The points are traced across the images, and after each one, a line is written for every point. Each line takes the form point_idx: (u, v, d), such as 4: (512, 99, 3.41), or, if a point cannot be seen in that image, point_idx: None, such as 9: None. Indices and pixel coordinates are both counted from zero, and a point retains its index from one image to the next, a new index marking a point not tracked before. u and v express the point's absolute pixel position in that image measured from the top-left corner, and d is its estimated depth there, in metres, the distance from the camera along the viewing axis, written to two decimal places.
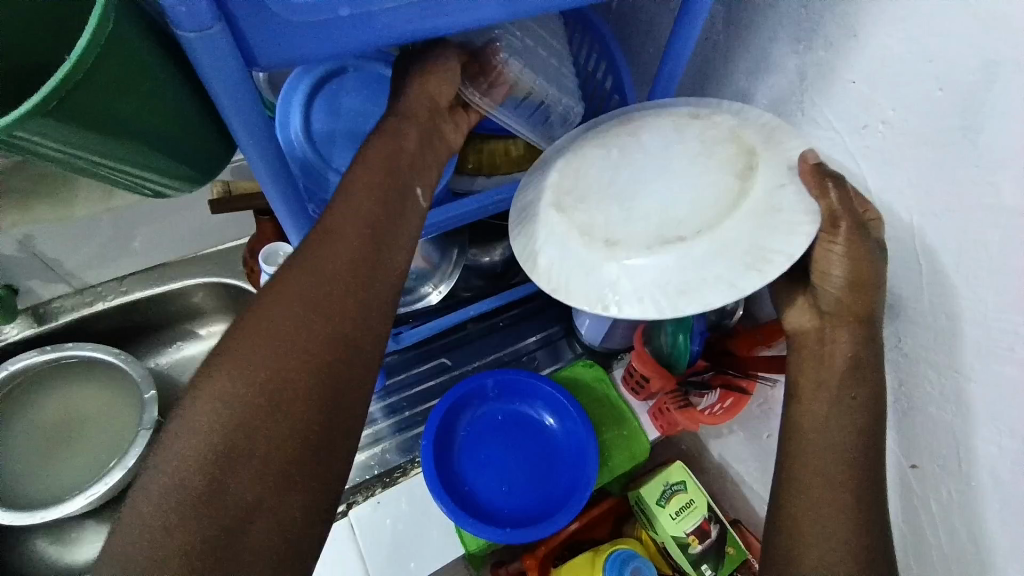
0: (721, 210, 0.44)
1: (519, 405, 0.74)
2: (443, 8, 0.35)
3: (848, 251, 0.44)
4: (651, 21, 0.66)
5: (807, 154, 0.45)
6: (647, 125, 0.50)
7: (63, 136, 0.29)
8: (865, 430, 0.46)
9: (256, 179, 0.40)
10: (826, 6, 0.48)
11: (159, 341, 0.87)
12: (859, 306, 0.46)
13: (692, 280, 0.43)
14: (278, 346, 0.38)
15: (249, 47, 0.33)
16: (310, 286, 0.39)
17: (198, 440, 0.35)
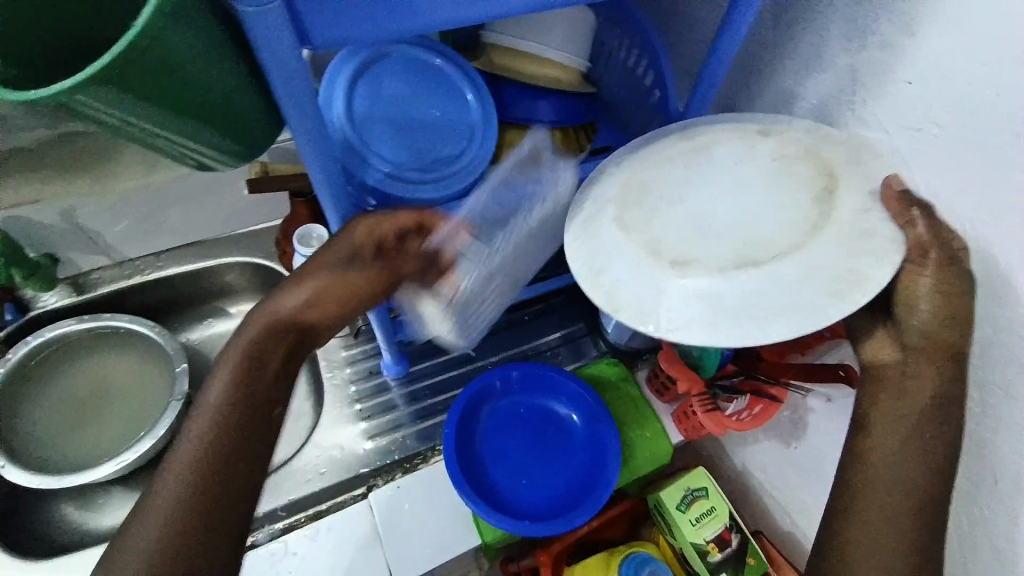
0: (807, 232, 0.42)
1: (541, 399, 0.73)
2: None
3: (937, 279, 0.43)
4: (694, 17, 0.62)
5: (889, 178, 0.44)
6: (715, 145, 0.49)
7: (121, 102, 0.28)
8: (945, 467, 0.45)
9: (302, 158, 0.39)
10: (883, 3, 0.45)
11: (192, 317, 0.93)
12: (950, 340, 0.45)
13: (772, 305, 0.40)
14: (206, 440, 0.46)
15: (303, 24, 0.31)
16: (264, 346, 0.49)
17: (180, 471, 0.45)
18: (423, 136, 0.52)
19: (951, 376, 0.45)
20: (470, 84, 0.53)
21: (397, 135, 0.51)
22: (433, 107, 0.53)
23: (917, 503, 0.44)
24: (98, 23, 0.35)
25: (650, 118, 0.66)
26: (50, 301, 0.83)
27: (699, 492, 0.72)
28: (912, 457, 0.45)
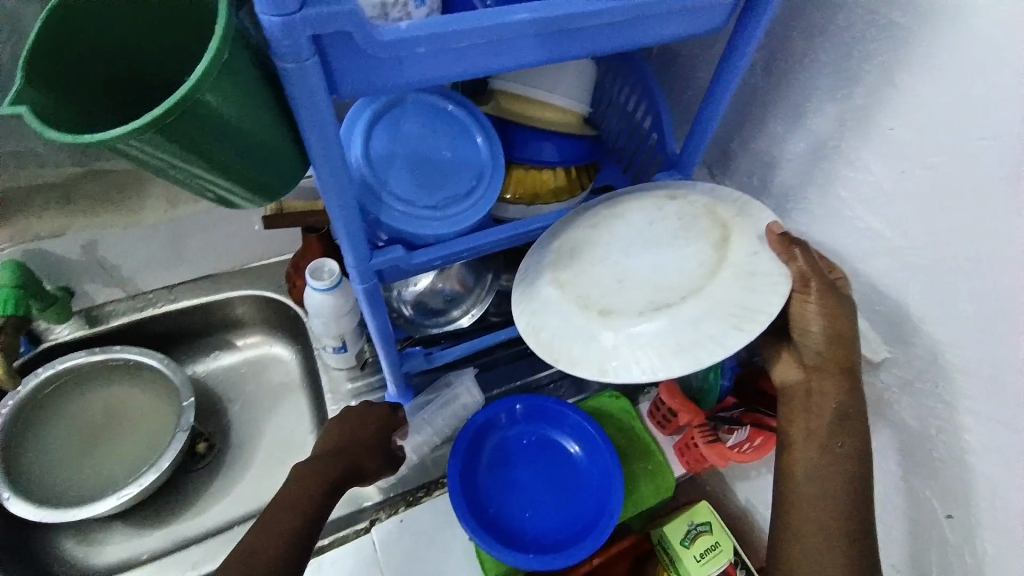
0: (704, 276, 0.47)
1: (545, 430, 0.74)
2: (507, 47, 0.37)
3: (817, 310, 0.48)
4: (690, 66, 0.65)
5: (771, 226, 0.49)
6: (630, 208, 0.54)
7: (167, 146, 0.31)
8: (853, 476, 0.50)
9: (324, 196, 0.41)
10: (866, 57, 0.49)
11: (201, 348, 0.95)
12: (842, 357, 0.50)
13: (681, 341, 0.44)
14: (276, 528, 0.56)
15: (334, 76, 0.34)
16: (349, 438, 0.66)
17: (286, 500, 0.58)
18: (435, 175, 0.55)
19: (850, 392, 0.50)
20: (480, 127, 0.57)
21: (410, 174, 0.54)
22: (445, 147, 0.56)
23: (851, 529, 0.49)
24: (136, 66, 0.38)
25: (648, 160, 0.69)
26: (64, 333, 0.85)
27: (703, 526, 0.72)
28: (827, 468, 0.50)
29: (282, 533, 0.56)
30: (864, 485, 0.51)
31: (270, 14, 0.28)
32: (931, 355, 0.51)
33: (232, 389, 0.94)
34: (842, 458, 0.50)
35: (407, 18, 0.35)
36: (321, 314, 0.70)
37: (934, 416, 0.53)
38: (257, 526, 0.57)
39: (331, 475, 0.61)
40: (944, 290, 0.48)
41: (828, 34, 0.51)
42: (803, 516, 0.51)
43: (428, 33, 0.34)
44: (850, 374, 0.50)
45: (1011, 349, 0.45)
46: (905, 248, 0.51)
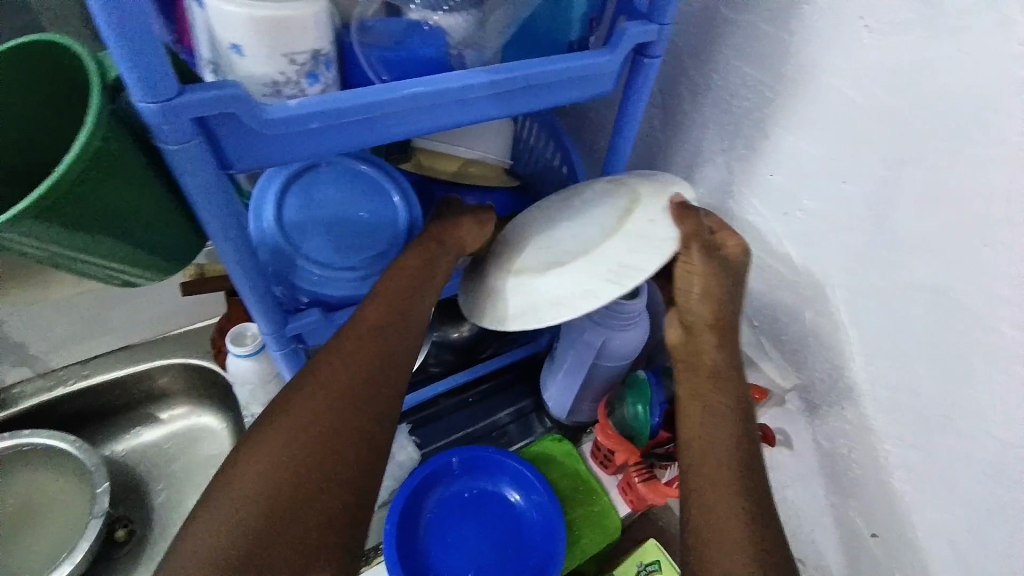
0: (604, 237, 0.49)
1: (485, 482, 0.73)
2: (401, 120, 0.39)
3: (701, 266, 0.48)
4: (597, 120, 0.69)
5: (672, 197, 0.50)
6: (579, 191, 0.56)
7: (46, 233, 0.30)
8: (740, 432, 0.47)
9: (226, 268, 0.41)
10: (742, 112, 0.53)
11: (120, 426, 0.90)
12: (716, 315, 0.50)
13: (565, 297, 0.47)
14: (315, 416, 0.41)
15: (225, 153, 0.34)
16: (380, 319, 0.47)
17: (299, 431, 0.40)
18: (353, 237, 0.55)
19: (723, 348, 0.50)
20: (395, 186, 0.57)
21: (327, 238, 0.54)
22: (361, 208, 0.56)
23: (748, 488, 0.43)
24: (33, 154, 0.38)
25: None
26: None
27: (653, 564, 0.71)
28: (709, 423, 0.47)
29: (329, 431, 0.40)
30: (753, 442, 0.46)
31: (147, 101, 0.29)
32: (835, 380, 0.55)
33: (156, 466, 0.88)
34: (726, 411, 0.47)
35: (300, 95, 0.36)
36: (248, 382, 0.67)
37: (846, 439, 0.56)
38: (262, 457, 0.39)
39: (373, 389, 0.44)
40: (838, 321, 0.52)
41: (710, 92, 0.55)
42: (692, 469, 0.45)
43: (319, 110, 0.35)
44: (723, 328, 0.50)
45: (900, 372, 0.48)
46: (800, 281, 0.54)
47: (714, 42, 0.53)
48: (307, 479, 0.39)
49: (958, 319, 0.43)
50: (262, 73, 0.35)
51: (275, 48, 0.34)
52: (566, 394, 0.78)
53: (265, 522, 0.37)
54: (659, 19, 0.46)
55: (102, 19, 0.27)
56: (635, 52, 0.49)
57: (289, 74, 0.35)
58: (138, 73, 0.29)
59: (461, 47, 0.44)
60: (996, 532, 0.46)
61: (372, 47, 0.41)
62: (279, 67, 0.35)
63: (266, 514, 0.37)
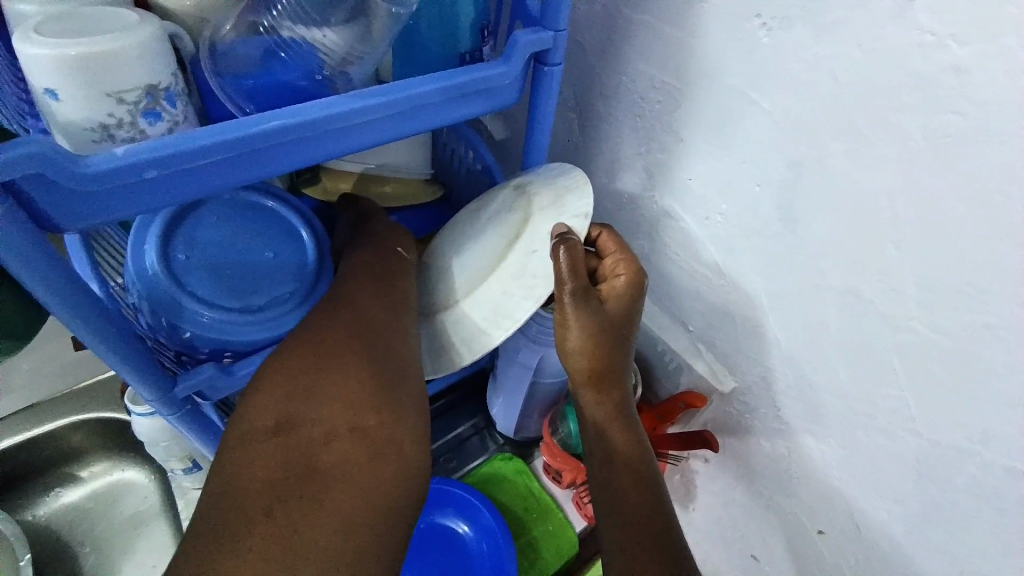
0: (484, 274, 0.51)
1: (429, 517, 0.69)
2: (271, 152, 0.35)
3: (574, 315, 0.48)
4: (515, 127, 0.66)
5: (556, 227, 0.47)
6: (486, 201, 0.56)
7: None
8: (642, 467, 0.51)
9: (77, 338, 0.36)
10: (654, 115, 0.51)
11: (32, 492, 0.81)
12: (598, 358, 0.50)
13: (451, 341, 0.51)
14: (321, 336, 0.41)
15: (47, 216, 0.29)
16: (362, 278, 0.47)
17: (286, 365, 0.40)
18: (250, 280, 0.50)
19: (609, 398, 0.52)
20: (304, 223, 0.53)
21: (221, 280, 0.49)
22: (266, 248, 0.51)
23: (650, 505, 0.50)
24: None
25: None
26: None
27: None
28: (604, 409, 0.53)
29: (337, 344, 0.41)
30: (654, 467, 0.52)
31: None
32: (768, 382, 0.54)
33: (78, 531, 0.81)
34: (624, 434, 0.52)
35: (138, 139, 0.32)
36: (158, 439, 0.62)
37: (784, 440, 0.55)
38: (256, 397, 0.38)
39: (360, 321, 0.43)
40: (767, 324, 0.50)
41: (621, 96, 0.53)
42: (602, 489, 0.52)
43: (156, 156, 0.30)
44: (598, 377, 0.51)
45: (827, 372, 0.47)
46: (726, 286, 0.53)
47: (619, 43, 0.50)
48: (318, 385, 0.39)
49: (875, 320, 0.42)
50: (86, 118, 0.30)
51: (94, 88, 0.29)
52: (512, 412, 0.74)
53: (287, 426, 0.37)
54: (553, 24, 0.43)
55: None
56: (533, 60, 0.46)
57: (120, 115, 0.31)
58: None
59: (344, 64, 0.39)
60: (934, 525, 0.46)
61: (232, 76, 0.37)
62: (105, 108, 0.30)
63: (288, 419, 0.37)
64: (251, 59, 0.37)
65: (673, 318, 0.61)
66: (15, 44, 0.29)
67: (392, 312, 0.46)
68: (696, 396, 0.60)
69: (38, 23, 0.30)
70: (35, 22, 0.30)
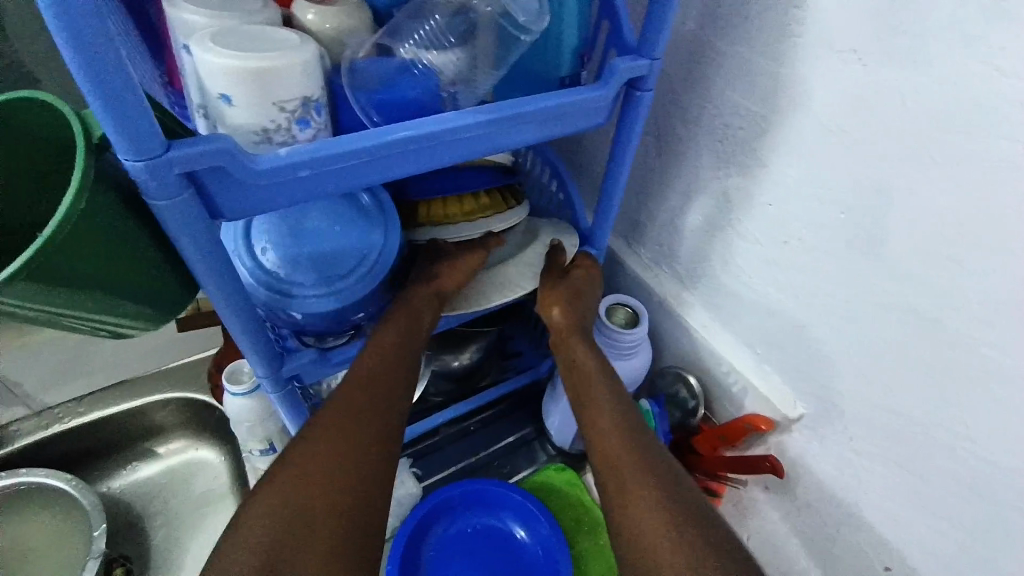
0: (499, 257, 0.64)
1: (487, 517, 0.71)
2: (391, 160, 0.39)
3: (553, 289, 0.61)
4: (592, 148, 0.69)
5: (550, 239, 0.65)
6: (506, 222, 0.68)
7: (41, 291, 0.31)
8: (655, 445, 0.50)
9: (215, 308, 0.40)
10: (737, 140, 0.53)
11: (114, 462, 0.88)
12: (575, 320, 0.60)
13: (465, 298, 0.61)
14: (309, 481, 0.45)
15: (216, 203, 0.34)
16: (366, 383, 0.52)
17: (275, 508, 0.43)
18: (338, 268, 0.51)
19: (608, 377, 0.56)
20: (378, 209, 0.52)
21: (312, 273, 0.50)
22: (339, 229, 0.51)
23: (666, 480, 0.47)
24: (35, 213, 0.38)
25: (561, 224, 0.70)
26: None
27: None
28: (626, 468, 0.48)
29: (321, 491, 0.44)
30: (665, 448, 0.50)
31: (133, 159, 0.30)
32: (836, 410, 0.54)
33: (150, 505, 0.86)
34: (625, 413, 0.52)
35: (290, 142, 0.36)
36: (243, 419, 0.67)
37: (851, 471, 0.55)
38: (241, 541, 0.41)
39: (356, 446, 0.48)
40: (838, 350, 0.51)
41: (703, 121, 0.55)
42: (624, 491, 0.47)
43: (308, 158, 0.35)
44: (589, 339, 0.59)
45: (901, 401, 0.48)
46: (798, 309, 0.54)
47: (705, 71, 0.53)
48: (301, 534, 0.42)
49: (956, 349, 0.42)
50: (251, 121, 0.35)
51: (263, 96, 0.34)
52: (569, 423, 0.77)
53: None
54: (649, 54, 0.46)
55: (80, 75, 0.27)
56: (628, 85, 0.49)
57: (279, 121, 0.35)
58: (125, 132, 0.29)
59: (454, 84, 0.43)
60: (1011, 564, 0.45)
61: (362, 89, 0.41)
62: (269, 115, 0.35)
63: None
64: (381, 76, 0.42)
65: (738, 340, 0.62)
66: (198, 53, 0.33)
67: (385, 429, 0.50)
68: (763, 418, 0.59)
69: (214, 35, 0.35)
70: (209, 33, 0.35)
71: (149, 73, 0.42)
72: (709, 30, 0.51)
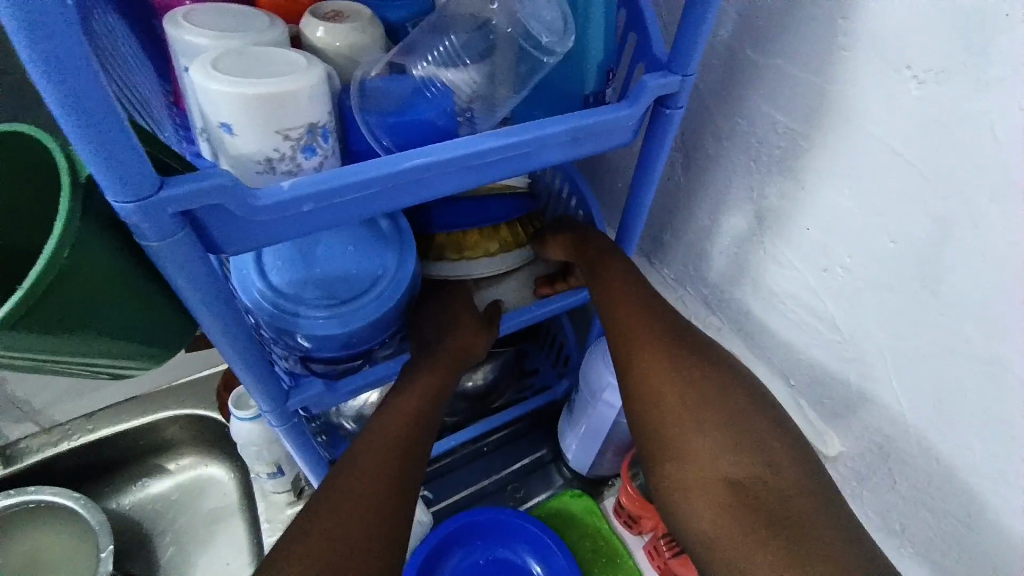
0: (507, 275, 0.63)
1: (502, 548, 0.68)
2: (424, 187, 0.37)
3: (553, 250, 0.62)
4: (614, 163, 0.66)
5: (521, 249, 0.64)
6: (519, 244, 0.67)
7: (30, 339, 0.29)
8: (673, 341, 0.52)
9: (213, 342, 0.38)
10: (774, 160, 0.49)
11: (124, 479, 0.87)
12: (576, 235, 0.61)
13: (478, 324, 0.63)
14: (328, 526, 0.44)
15: (214, 238, 0.32)
16: (391, 422, 0.50)
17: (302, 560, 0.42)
18: (352, 291, 0.49)
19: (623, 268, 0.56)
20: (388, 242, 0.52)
21: (325, 299, 0.48)
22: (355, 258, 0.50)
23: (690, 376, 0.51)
24: (25, 247, 0.36)
25: None
26: None
27: None
28: (653, 369, 0.51)
29: (338, 543, 0.43)
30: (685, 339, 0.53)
31: (124, 198, 0.27)
32: (881, 447, 0.50)
33: (160, 522, 0.85)
34: (638, 302, 0.54)
35: (296, 171, 0.34)
36: (252, 443, 0.65)
37: (899, 510, 0.52)
38: None
39: (382, 490, 0.46)
40: (885, 386, 0.47)
41: (737, 138, 0.52)
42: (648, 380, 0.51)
43: (313, 190, 0.32)
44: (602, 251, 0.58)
45: (958, 444, 0.44)
46: (839, 341, 0.50)
47: (741, 85, 0.49)
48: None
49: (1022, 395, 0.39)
50: (256, 150, 0.32)
51: (267, 124, 0.31)
52: (587, 449, 0.73)
53: None
54: (682, 69, 0.43)
55: (61, 109, 0.24)
56: (656, 102, 0.46)
57: (284, 150, 0.33)
58: (112, 169, 0.26)
59: (470, 104, 0.40)
60: None
61: (373, 111, 0.39)
62: (273, 144, 0.32)
63: None
64: (395, 95, 0.39)
65: (770, 367, 0.59)
66: (198, 78, 0.31)
67: (411, 468, 0.49)
68: None
69: (216, 57, 0.32)
70: (211, 57, 0.33)
71: (153, 92, 0.40)
72: (747, 43, 0.47)
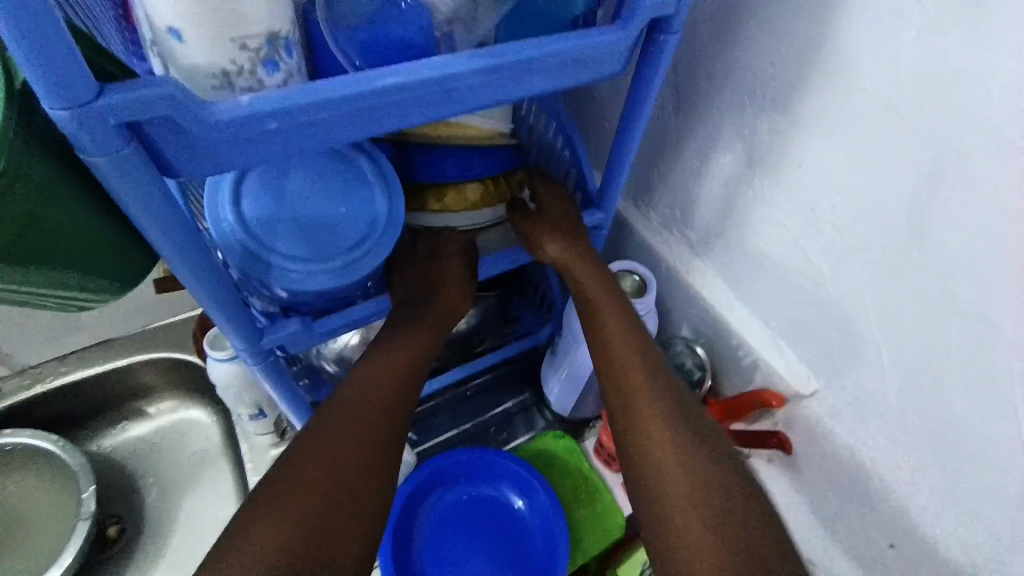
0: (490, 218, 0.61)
1: (483, 486, 0.69)
2: (404, 118, 0.35)
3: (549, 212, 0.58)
4: (603, 101, 0.63)
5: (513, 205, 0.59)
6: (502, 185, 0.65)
7: None
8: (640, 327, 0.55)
9: (176, 277, 0.36)
10: (769, 96, 0.47)
11: (103, 422, 0.86)
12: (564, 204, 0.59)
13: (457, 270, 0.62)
14: (312, 469, 0.45)
15: (167, 160, 0.29)
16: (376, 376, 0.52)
17: (287, 497, 0.43)
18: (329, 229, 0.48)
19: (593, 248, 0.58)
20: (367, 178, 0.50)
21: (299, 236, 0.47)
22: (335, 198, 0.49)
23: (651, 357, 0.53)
24: None
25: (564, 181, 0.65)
26: None
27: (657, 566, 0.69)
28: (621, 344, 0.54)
29: (322, 486, 0.44)
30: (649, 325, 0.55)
31: (60, 108, 0.25)
32: (857, 389, 0.51)
33: (142, 464, 0.85)
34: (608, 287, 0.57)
35: (257, 88, 0.31)
36: (231, 385, 0.64)
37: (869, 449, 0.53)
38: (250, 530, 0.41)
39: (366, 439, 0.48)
40: (865, 330, 0.48)
41: (731, 73, 0.49)
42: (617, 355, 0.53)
43: (274, 109, 0.29)
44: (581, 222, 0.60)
45: (932, 386, 0.45)
46: (825, 284, 0.50)
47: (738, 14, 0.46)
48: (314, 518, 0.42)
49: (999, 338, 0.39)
50: (211, 61, 0.29)
51: (221, 31, 0.28)
52: (569, 393, 0.74)
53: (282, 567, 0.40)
54: None
55: None
56: (648, 29, 0.43)
57: (242, 62, 0.30)
58: (45, 74, 0.24)
59: (449, 25, 0.37)
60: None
61: (343, 28, 0.36)
62: (229, 54, 0.29)
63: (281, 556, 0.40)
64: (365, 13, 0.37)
65: (753, 312, 0.59)
66: None
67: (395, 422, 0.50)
68: (773, 394, 0.57)
69: None
70: None
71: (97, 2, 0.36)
72: None
